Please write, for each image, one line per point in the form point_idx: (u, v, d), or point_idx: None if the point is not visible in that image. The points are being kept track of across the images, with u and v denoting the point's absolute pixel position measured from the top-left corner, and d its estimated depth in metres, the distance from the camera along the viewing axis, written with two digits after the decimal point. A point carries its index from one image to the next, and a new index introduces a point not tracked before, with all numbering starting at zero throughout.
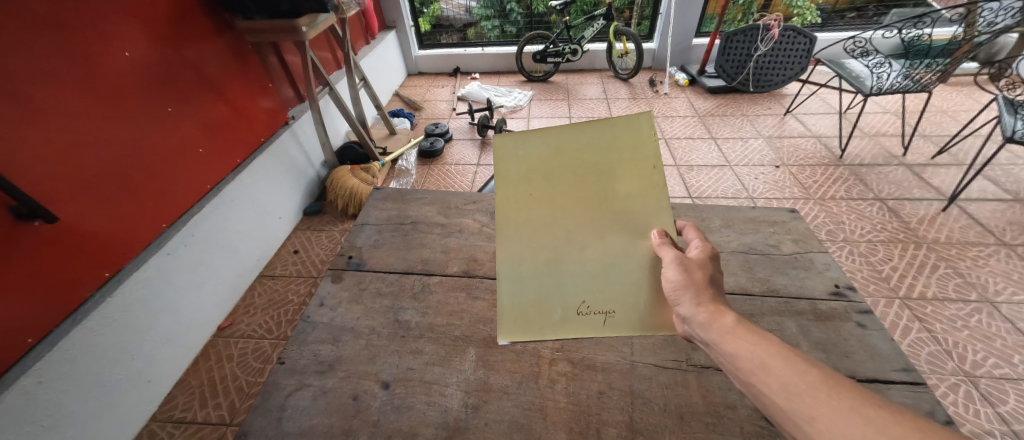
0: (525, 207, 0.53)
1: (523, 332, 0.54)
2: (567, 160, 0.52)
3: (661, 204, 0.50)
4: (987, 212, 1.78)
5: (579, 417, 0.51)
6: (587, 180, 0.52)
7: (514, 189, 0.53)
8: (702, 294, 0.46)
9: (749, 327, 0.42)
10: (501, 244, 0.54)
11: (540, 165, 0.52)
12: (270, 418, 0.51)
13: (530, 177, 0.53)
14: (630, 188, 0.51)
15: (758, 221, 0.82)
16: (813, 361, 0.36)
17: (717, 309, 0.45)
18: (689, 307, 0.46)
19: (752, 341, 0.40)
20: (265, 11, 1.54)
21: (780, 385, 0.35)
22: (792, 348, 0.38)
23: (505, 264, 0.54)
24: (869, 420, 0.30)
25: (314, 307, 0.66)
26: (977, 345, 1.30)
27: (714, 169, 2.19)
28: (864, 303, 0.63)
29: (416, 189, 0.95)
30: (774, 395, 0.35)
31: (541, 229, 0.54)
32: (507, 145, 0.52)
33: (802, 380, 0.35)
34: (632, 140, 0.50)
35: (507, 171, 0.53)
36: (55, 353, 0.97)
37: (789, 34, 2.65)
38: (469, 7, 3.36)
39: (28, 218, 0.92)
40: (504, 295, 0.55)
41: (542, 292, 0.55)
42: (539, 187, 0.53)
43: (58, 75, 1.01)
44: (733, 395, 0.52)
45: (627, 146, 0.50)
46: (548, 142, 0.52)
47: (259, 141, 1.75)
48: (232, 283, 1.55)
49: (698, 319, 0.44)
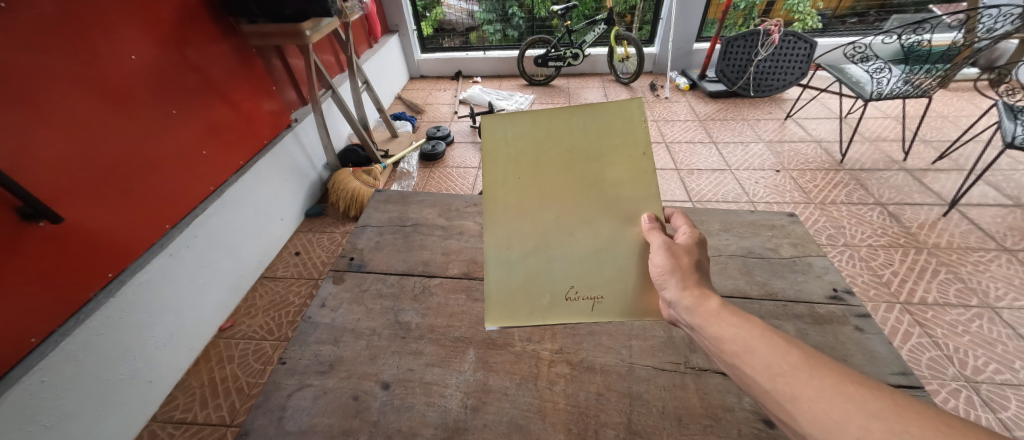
0: (514, 192, 0.54)
1: (511, 317, 0.56)
2: (557, 145, 0.53)
3: (650, 191, 0.52)
4: (987, 217, 1.78)
5: (578, 419, 0.51)
6: (576, 164, 0.53)
7: (503, 173, 0.54)
8: (688, 278, 0.48)
9: (732, 309, 0.43)
10: (489, 228, 0.55)
11: (529, 149, 0.53)
12: (271, 418, 0.52)
13: (519, 160, 0.53)
14: (619, 174, 0.52)
15: (757, 224, 0.83)
16: (793, 340, 0.37)
17: (702, 293, 0.46)
18: (674, 291, 0.47)
19: (736, 324, 0.41)
20: (270, 15, 1.55)
21: (762, 366, 0.36)
22: (773, 328, 0.39)
23: (493, 250, 0.56)
24: (848, 396, 0.31)
25: (315, 308, 0.67)
26: (978, 351, 1.29)
27: (714, 172, 2.19)
28: (862, 307, 0.63)
29: (417, 191, 0.96)
30: (757, 375, 0.36)
31: (530, 214, 0.55)
32: (497, 127, 0.52)
33: (784, 360, 0.36)
34: (622, 126, 0.51)
35: (497, 154, 0.53)
36: (57, 353, 0.97)
37: (789, 39, 2.66)
38: (471, 11, 3.38)
39: (33, 218, 0.93)
40: (493, 281, 0.57)
41: (530, 277, 0.57)
42: (529, 171, 0.54)
43: (64, 77, 1.02)
44: (731, 397, 0.52)
45: (617, 130, 0.52)
46: (538, 124, 0.52)
47: (262, 143, 1.76)
48: (233, 284, 1.56)
49: (684, 305, 0.46)
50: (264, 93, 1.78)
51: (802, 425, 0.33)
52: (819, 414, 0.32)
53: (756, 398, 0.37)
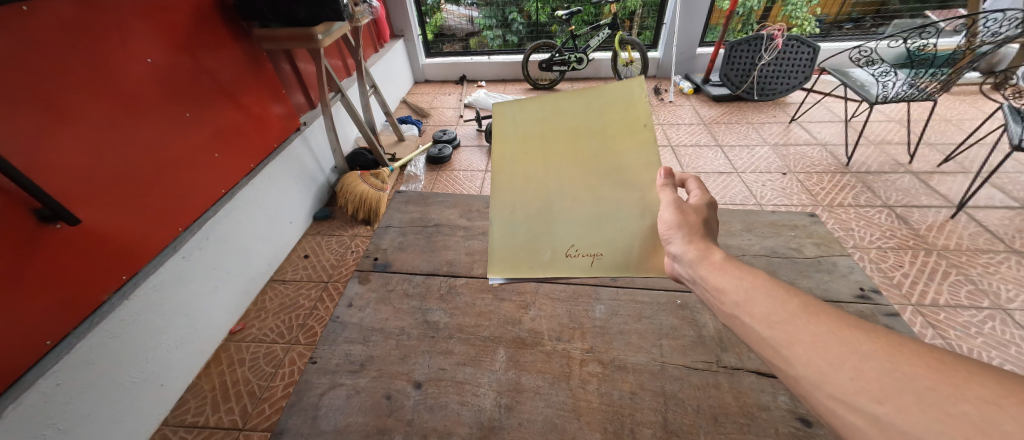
0: (519, 166, 0.58)
1: (512, 269, 0.60)
2: (561, 121, 0.56)
3: (651, 159, 0.53)
4: (996, 220, 1.79)
5: (613, 417, 0.51)
6: (578, 138, 0.56)
7: (509, 150, 0.58)
8: (694, 232, 0.48)
9: (736, 262, 0.43)
10: (495, 197, 0.59)
11: (534, 127, 0.57)
12: (305, 417, 0.52)
13: (524, 138, 0.57)
14: (623, 147, 0.54)
15: (778, 224, 0.83)
16: (792, 287, 0.38)
17: (707, 247, 0.46)
18: (680, 245, 0.48)
19: (737, 275, 0.41)
20: (282, 18, 1.56)
21: (762, 315, 0.36)
22: (775, 278, 0.39)
23: (501, 211, 0.59)
24: (844, 339, 0.31)
25: (343, 307, 0.67)
26: (991, 352, 1.29)
27: (721, 175, 2.20)
28: (891, 306, 0.63)
29: (437, 192, 0.96)
30: (756, 324, 0.37)
31: (533, 185, 0.58)
32: (505, 112, 0.57)
33: (783, 309, 0.36)
34: (626, 103, 0.53)
35: (504, 134, 0.57)
36: (73, 356, 0.97)
37: (792, 44, 2.71)
38: (472, 17, 3.43)
39: (51, 220, 0.93)
40: (497, 235, 0.60)
41: (533, 236, 0.60)
42: (532, 148, 0.57)
43: (83, 80, 1.03)
44: (766, 396, 0.52)
45: (620, 109, 0.53)
46: (543, 106, 0.56)
47: (271, 146, 1.76)
48: (243, 287, 1.55)
49: (689, 258, 0.46)
50: (274, 97, 1.78)
51: (796, 367, 0.33)
52: (813, 358, 0.32)
53: (753, 347, 0.37)
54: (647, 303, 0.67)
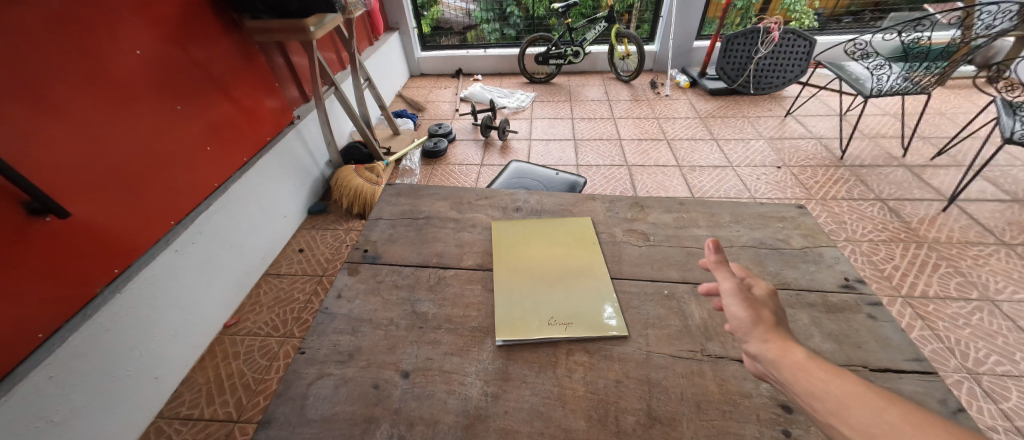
0: (511, 262, 0.74)
1: (513, 333, 0.60)
2: (539, 234, 0.81)
3: (600, 261, 0.74)
4: (986, 212, 1.80)
5: (597, 405, 0.51)
6: (552, 245, 0.78)
7: (504, 250, 0.77)
8: (769, 330, 0.46)
9: (820, 362, 0.41)
10: (495, 278, 0.70)
11: (521, 237, 0.81)
12: (293, 406, 0.52)
13: (514, 244, 0.79)
14: (580, 253, 0.76)
15: (767, 216, 0.84)
16: (894, 397, 0.35)
17: (784, 344, 0.44)
18: (755, 342, 0.45)
19: (824, 379, 0.39)
20: (274, 10, 1.54)
21: (861, 426, 0.34)
22: (869, 385, 0.37)
23: (502, 294, 0.67)
24: None
25: (332, 298, 0.67)
26: (978, 343, 1.31)
27: (716, 169, 2.21)
28: (874, 296, 0.64)
29: (428, 185, 0.96)
30: (856, 435, 0.34)
31: (520, 273, 0.72)
32: (502, 229, 0.83)
33: (884, 419, 0.33)
34: (579, 230, 0.82)
35: (501, 240, 0.80)
36: (65, 349, 0.97)
37: (789, 37, 2.67)
38: (469, 10, 3.39)
39: (40, 213, 0.92)
40: (500, 308, 0.65)
41: (523, 310, 0.64)
42: (521, 251, 0.77)
43: (71, 71, 1.02)
44: (749, 384, 0.53)
45: (576, 233, 0.82)
46: (527, 228, 0.84)
47: (264, 140, 1.75)
48: (238, 281, 1.56)
49: (766, 355, 0.44)
50: (267, 90, 1.77)
51: None
52: None
53: None
54: (635, 292, 0.67)
